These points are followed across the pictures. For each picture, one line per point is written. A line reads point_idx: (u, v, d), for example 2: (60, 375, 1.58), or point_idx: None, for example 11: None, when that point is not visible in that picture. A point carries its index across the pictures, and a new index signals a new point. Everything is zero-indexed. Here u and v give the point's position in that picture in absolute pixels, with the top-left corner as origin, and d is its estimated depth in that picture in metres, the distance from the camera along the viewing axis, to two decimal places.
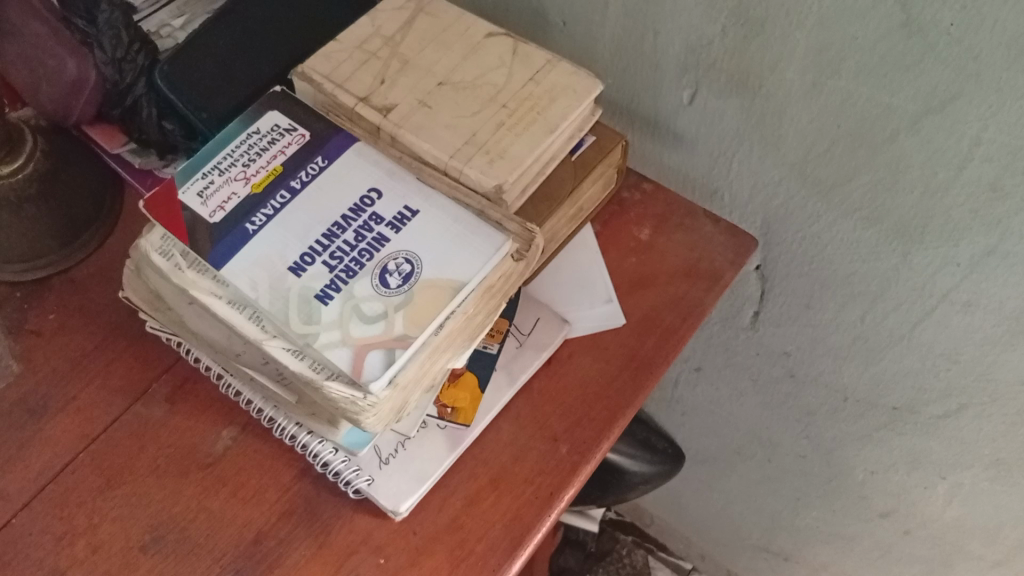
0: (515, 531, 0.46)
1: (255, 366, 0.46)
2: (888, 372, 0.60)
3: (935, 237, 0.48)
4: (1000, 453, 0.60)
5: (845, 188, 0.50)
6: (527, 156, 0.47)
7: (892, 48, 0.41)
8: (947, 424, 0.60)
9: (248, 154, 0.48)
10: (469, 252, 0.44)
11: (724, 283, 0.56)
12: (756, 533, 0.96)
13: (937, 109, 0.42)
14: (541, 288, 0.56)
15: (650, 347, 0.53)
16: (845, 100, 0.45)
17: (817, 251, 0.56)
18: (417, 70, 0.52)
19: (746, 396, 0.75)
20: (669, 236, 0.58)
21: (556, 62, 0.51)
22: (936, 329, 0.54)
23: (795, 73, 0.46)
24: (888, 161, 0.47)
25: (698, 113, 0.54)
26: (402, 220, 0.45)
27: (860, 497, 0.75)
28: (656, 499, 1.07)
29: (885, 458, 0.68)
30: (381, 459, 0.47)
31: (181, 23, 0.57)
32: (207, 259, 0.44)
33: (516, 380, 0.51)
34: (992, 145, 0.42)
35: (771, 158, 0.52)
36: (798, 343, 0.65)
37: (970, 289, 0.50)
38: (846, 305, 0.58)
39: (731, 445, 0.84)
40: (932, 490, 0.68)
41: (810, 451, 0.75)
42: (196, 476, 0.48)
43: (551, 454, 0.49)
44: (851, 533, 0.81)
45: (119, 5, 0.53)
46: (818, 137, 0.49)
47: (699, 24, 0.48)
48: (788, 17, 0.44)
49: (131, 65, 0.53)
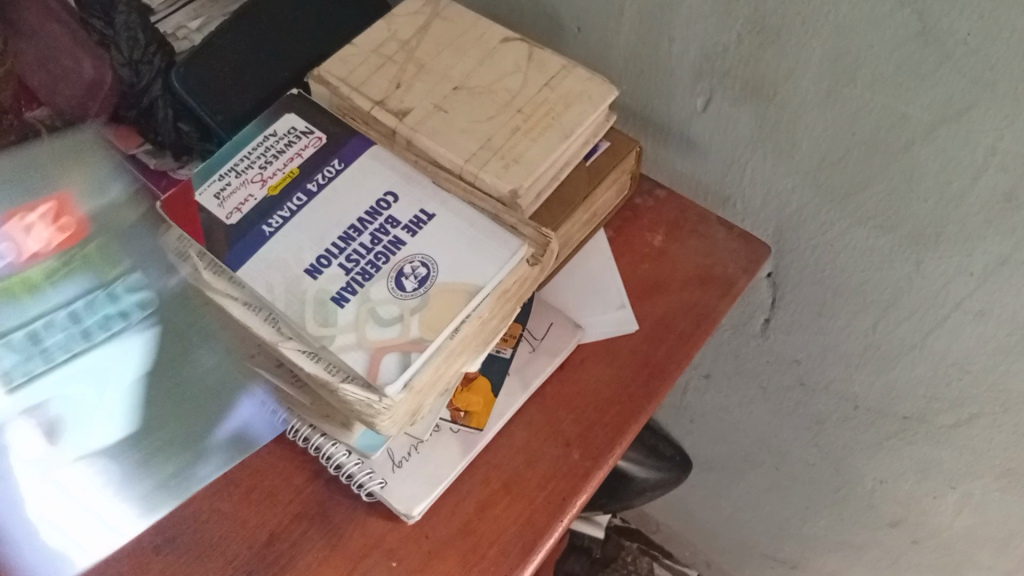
0: (528, 536, 0.46)
1: (268, 368, 0.47)
2: (900, 381, 0.60)
3: (948, 245, 0.48)
4: (1011, 463, 0.59)
5: (859, 197, 0.50)
6: (542, 161, 0.47)
7: (909, 56, 0.41)
8: (958, 434, 0.60)
9: (265, 157, 0.48)
10: (484, 257, 0.44)
11: (737, 291, 0.56)
12: (762, 541, 0.96)
13: (953, 119, 0.42)
14: (553, 294, 0.56)
15: (663, 353, 0.53)
16: (860, 109, 0.46)
17: (830, 259, 0.56)
18: (433, 75, 0.52)
19: (755, 403, 0.75)
20: (682, 242, 0.58)
21: (571, 67, 0.51)
22: (948, 338, 0.54)
23: (810, 81, 0.46)
24: (903, 169, 0.47)
25: (711, 120, 0.54)
26: (418, 224, 0.46)
27: (868, 505, 0.74)
28: (662, 508, 1.07)
29: (895, 466, 0.68)
30: (395, 462, 0.47)
31: (198, 24, 0.58)
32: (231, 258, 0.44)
33: (529, 386, 0.51)
34: (1008, 154, 0.42)
35: (784, 166, 0.52)
36: (809, 351, 0.65)
37: (984, 298, 0.50)
38: (858, 314, 0.58)
39: (741, 453, 0.84)
40: (942, 499, 0.67)
41: (819, 459, 0.74)
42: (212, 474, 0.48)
43: (563, 459, 0.49)
44: (860, 542, 0.80)
45: (135, 8, 0.54)
46: (832, 145, 0.49)
47: (714, 32, 0.48)
48: (805, 26, 0.44)
49: (147, 67, 0.54)
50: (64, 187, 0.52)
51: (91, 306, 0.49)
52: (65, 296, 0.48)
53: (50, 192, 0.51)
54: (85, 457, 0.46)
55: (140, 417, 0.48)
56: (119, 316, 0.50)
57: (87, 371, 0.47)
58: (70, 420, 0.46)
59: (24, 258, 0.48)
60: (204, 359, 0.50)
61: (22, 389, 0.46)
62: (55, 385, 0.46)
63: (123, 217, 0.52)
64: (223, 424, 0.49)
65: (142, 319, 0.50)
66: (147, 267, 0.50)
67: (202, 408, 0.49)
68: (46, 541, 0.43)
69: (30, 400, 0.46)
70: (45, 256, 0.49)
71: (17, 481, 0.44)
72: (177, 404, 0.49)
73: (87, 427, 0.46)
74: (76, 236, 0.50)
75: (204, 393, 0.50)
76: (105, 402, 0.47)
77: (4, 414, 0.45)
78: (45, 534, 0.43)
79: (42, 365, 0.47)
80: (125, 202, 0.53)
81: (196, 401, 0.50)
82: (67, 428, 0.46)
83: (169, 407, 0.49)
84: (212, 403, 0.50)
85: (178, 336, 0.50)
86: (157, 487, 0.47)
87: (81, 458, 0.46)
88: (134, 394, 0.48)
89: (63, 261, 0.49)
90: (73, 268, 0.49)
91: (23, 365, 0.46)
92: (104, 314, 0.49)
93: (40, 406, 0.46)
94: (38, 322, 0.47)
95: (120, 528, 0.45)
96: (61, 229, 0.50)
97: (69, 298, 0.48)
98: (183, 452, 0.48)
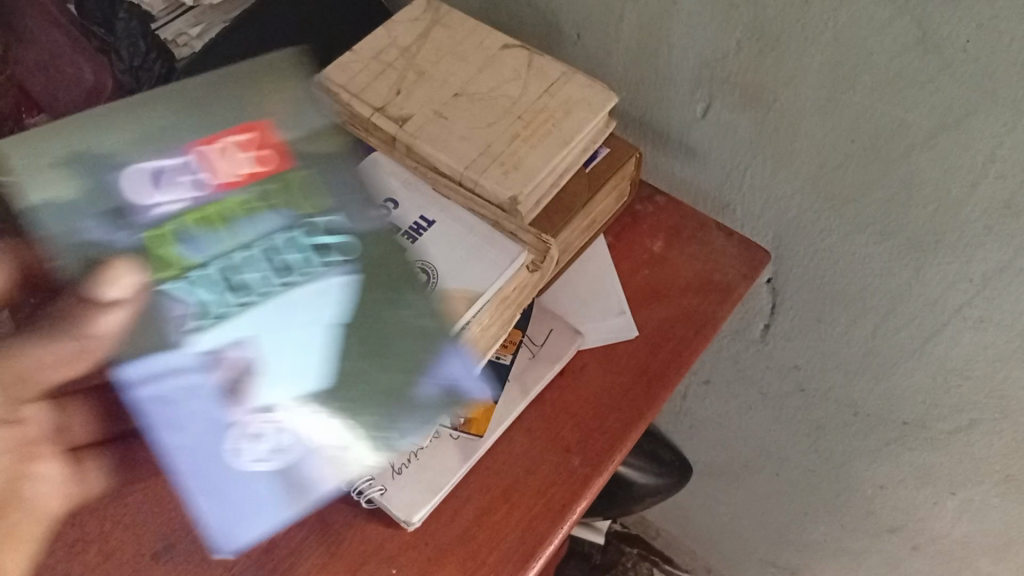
0: (528, 543, 0.46)
1: None
2: (900, 387, 0.60)
3: (948, 252, 0.48)
4: (1011, 469, 0.59)
5: (858, 203, 0.50)
6: (542, 167, 0.47)
7: (908, 64, 0.42)
8: (957, 440, 0.60)
9: None
10: (484, 264, 0.45)
11: (736, 298, 0.56)
12: (761, 546, 0.95)
13: (952, 126, 0.42)
14: (553, 301, 0.56)
15: (662, 359, 0.53)
16: (859, 116, 0.46)
17: (829, 266, 0.56)
18: (433, 81, 0.52)
19: (754, 409, 0.75)
20: (682, 249, 0.59)
21: (571, 74, 0.51)
22: (948, 345, 0.54)
23: (809, 87, 0.47)
24: (902, 176, 0.47)
25: (711, 127, 0.54)
26: (419, 230, 0.46)
27: (868, 511, 0.74)
28: (661, 513, 1.07)
29: (895, 473, 0.67)
30: (394, 468, 0.47)
31: (198, 32, 0.58)
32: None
33: (528, 392, 0.51)
34: (1008, 161, 0.42)
35: (783, 173, 0.53)
36: (808, 358, 0.65)
37: (983, 305, 0.50)
38: (858, 320, 0.58)
39: (740, 459, 0.84)
40: (942, 506, 0.67)
41: (819, 465, 0.74)
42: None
43: (562, 466, 0.49)
44: (860, 548, 0.80)
45: (137, 15, 0.56)
46: (832, 151, 0.49)
47: (713, 39, 0.48)
48: (804, 33, 0.44)
49: (148, 74, 0.55)
50: (269, 111, 0.43)
51: (309, 236, 0.40)
52: (268, 225, 0.39)
53: (253, 116, 0.42)
54: (285, 411, 0.38)
55: (366, 369, 0.39)
56: (321, 248, 0.40)
57: (293, 306, 0.38)
58: (283, 375, 0.38)
59: (220, 184, 0.39)
60: (404, 312, 0.41)
61: (212, 323, 0.37)
62: (267, 322, 0.37)
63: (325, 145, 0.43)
64: (430, 371, 0.41)
65: (344, 258, 0.40)
66: (360, 216, 0.42)
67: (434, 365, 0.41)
68: (236, 499, 0.38)
69: (234, 331, 0.37)
70: (246, 182, 0.40)
71: (235, 435, 0.37)
72: (386, 362, 0.40)
73: (283, 378, 0.38)
74: (280, 162, 0.41)
75: (404, 345, 0.41)
76: (308, 352, 0.38)
77: (200, 347, 0.36)
78: (235, 484, 0.37)
79: (240, 289, 0.37)
80: (321, 133, 0.43)
81: (413, 348, 0.41)
82: (280, 375, 0.37)
83: (395, 346, 0.40)
84: (433, 351, 0.41)
85: (383, 280, 0.41)
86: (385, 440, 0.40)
87: (288, 411, 0.38)
88: (349, 340, 0.39)
89: (278, 186, 0.40)
90: (277, 198, 0.40)
91: (219, 292, 0.37)
92: (301, 251, 0.39)
93: (245, 341, 0.37)
94: (240, 246, 0.38)
95: (316, 484, 0.39)
96: (263, 159, 0.41)
97: (267, 232, 0.39)
98: (405, 412, 0.40)
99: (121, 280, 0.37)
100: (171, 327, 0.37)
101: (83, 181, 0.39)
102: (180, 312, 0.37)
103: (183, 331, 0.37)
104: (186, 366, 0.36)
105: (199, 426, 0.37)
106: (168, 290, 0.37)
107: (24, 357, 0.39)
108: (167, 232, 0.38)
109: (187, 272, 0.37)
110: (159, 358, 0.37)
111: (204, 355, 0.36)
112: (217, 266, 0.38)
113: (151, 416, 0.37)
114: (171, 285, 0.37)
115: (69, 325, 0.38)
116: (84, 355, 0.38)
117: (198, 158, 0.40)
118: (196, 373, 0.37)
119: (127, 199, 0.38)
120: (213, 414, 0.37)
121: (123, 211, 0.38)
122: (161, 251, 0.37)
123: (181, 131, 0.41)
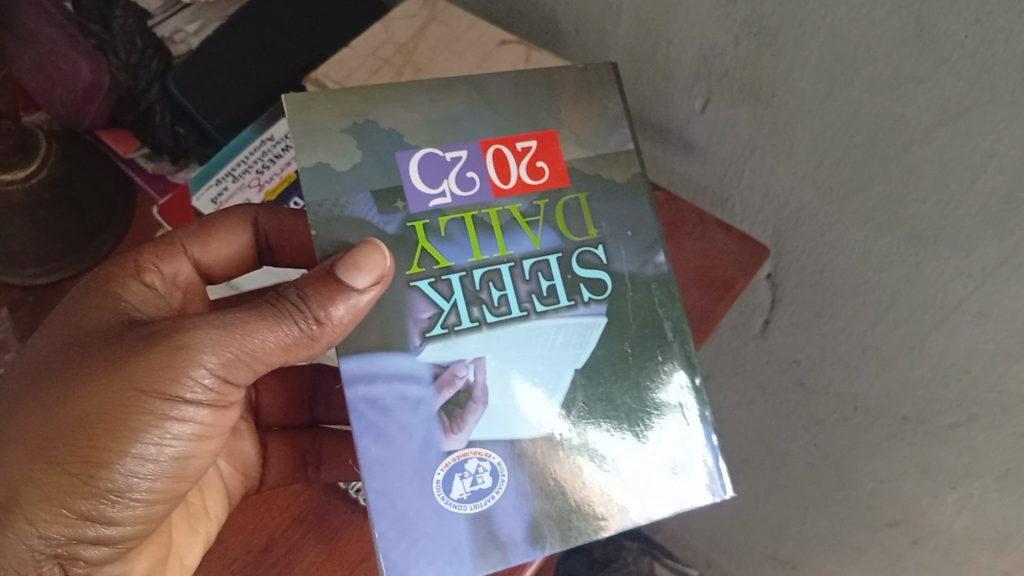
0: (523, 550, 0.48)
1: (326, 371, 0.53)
2: (899, 382, 0.60)
3: (947, 247, 0.48)
4: (1010, 463, 0.58)
5: (858, 198, 0.50)
6: None
7: (906, 58, 0.41)
8: (956, 435, 0.60)
9: (263, 161, 0.57)
10: None
11: (735, 292, 0.56)
12: (762, 541, 0.95)
13: (950, 121, 0.42)
14: None
15: None
16: (858, 111, 0.46)
17: (828, 261, 0.56)
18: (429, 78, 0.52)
19: (755, 403, 0.76)
20: (682, 243, 0.58)
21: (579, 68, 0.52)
22: (946, 340, 0.54)
23: (808, 83, 0.46)
24: (901, 172, 0.47)
25: (710, 121, 0.54)
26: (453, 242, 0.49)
27: (868, 506, 0.74)
28: None
29: (894, 467, 0.67)
30: None
31: (194, 28, 0.60)
32: (333, 237, 0.39)
33: None
34: (1006, 157, 0.42)
35: (783, 166, 0.52)
36: (808, 352, 0.65)
37: (982, 300, 0.49)
38: (857, 314, 0.58)
39: (740, 453, 0.84)
40: (941, 499, 0.66)
41: (820, 460, 0.74)
42: (249, 503, 0.51)
43: None
44: (860, 541, 0.79)
45: (133, 12, 0.57)
46: (831, 146, 0.49)
47: (711, 33, 0.48)
48: (802, 27, 0.44)
49: (144, 70, 0.57)
50: (569, 125, 0.44)
51: (559, 267, 0.42)
52: (527, 248, 0.42)
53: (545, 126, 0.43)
54: (495, 450, 0.40)
55: (593, 424, 0.42)
56: (575, 286, 0.42)
57: (528, 337, 0.41)
58: (505, 414, 0.40)
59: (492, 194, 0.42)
60: (642, 374, 0.43)
61: (442, 339, 0.39)
62: (504, 347, 0.40)
63: (614, 177, 0.44)
64: (656, 451, 0.42)
65: (596, 297, 0.42)
66: (623, 258, 0.43)
67: (667, 447, 0.42)
68: (428, 537, 0.38)
69: (472, 351, 0.40)
70: (522, 193, 0.42)
71: (444, 466, 0.39)
72: (614, 427, 0.42)
73: (516, 413, 0.40)
74: (560, 179, 0.43)
75: (645, 410, 0.42)
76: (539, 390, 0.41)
77: (440, 357, 0.39)
78: (426, 520, 0.39)
79: (486, 306, 0.40)
80: (614, 157, 0.44)
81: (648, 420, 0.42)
82: (506, 411, 0.40)
83: (625, 409, 0.42)
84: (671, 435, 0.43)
85: (636, 333, 0.43)
86: (607, 517, 0.41)
87: (500, 452, 0.40)
88: (585, 388, 0.42)
89: (543, 204, 0.42)
90: (547, 217, 0.42)
91: (471, 309, 0.40)
92: (550, 280, 0.42)
93: (477, 364, 0.40)
94: (499, 265, 0.41)
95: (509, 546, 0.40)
96: (544, 173, 0.43)
97: (517, 257, 0.41)
98: (629, 488, 0.41)
99: (369, 268, 0.37)
100: (413, 331, 0.39)
101: (371, 152, 0.40)
102: (425, 316, 0.39)
103: (422, 339, 0.39)
104: (412, 377, 0.39)
105: (413, 440, 0.39)
106: (419, 291, 0.40)
107: (248, 336, 0.39)
108: (436, 224, 0.40)
109: (444, 276, 0.40)
110: (398, 363, 0.39)
111: (438, 369, 0.39)
112: (469, 279, 0.40)
113: (364, 418, 0.38)
114: (423, 286, 0.40)
115: (300, 312, 0.39)
116: (311, 342, 0.39)
117: (492, 156, 0.42)
118: (420, 386, 0.39)
119: (405, 186, 0.40)
120: (425, 432, 0.39)
121: (397, 194, 0.40)
122: (425, 250, 0.40)
123: (471, 121, 0.42)
